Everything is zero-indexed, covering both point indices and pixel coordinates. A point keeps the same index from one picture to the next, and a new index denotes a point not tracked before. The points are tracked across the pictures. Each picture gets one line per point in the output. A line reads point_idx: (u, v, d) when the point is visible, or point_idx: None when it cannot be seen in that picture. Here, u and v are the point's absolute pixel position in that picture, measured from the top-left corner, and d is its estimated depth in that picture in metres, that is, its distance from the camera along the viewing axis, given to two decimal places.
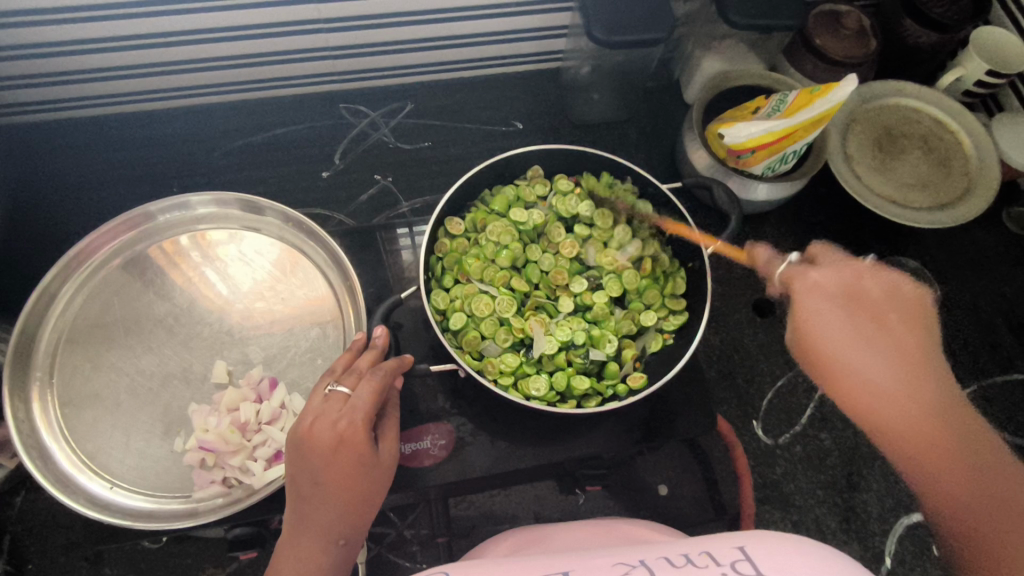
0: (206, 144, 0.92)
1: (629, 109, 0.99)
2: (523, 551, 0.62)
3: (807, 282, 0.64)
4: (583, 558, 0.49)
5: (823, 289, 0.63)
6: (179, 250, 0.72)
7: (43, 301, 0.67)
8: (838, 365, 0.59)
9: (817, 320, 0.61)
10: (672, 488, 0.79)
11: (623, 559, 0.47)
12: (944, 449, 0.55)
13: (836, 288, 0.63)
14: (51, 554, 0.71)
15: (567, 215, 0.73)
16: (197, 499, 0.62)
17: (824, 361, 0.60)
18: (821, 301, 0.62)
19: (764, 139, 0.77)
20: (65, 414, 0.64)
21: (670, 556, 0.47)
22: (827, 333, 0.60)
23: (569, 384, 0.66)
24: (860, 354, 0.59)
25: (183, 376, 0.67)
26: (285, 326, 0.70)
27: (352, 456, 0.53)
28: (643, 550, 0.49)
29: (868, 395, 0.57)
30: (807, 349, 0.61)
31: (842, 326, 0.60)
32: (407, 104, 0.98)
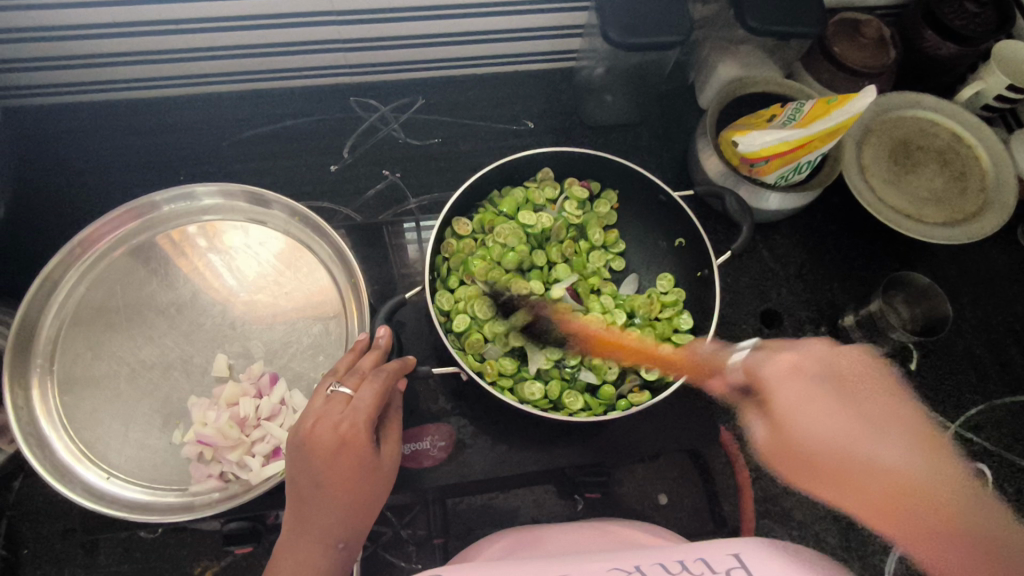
0: (216, 134, 0.92)
1: (642, 112, 0.98)
2: (519, 553, 0.62)
3: (801, 377, 0.65)
4: (580, 561, 0.48)
5: (820, 379, 0.65)
6: (185, 238, 0.72)
7: (46, 288, 0.67)
8: (865, 464, 0.56)
9: (807, 411, 0.62)
10: (671, 498, 0.80)
11: (619, 565, 0.47)
12: (953, 527, 0.50)
13: (816, 370, 0.65)
14: (47, 540, 0.71)
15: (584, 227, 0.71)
16: (193, 493, 0.61)
17: (844, 462, 0.57)
18: (804, 390, 0.64)
19: (779, 148, 0.76)
20: (64, 402, 0.64)
21: (665, 562, 0.47)
22: (793, 409, 0.63)
23: (563, 394, 0.64)
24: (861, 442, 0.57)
25: (183, 368, 0.67)
26: (287, 321, 0.69)
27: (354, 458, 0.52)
28: (639, 556, 0.49)
29: (901, 491, 0.54)
30: (813, 451, 0.59)
31: (838, 415, 0.60)
32: (418, 99, 0.97)
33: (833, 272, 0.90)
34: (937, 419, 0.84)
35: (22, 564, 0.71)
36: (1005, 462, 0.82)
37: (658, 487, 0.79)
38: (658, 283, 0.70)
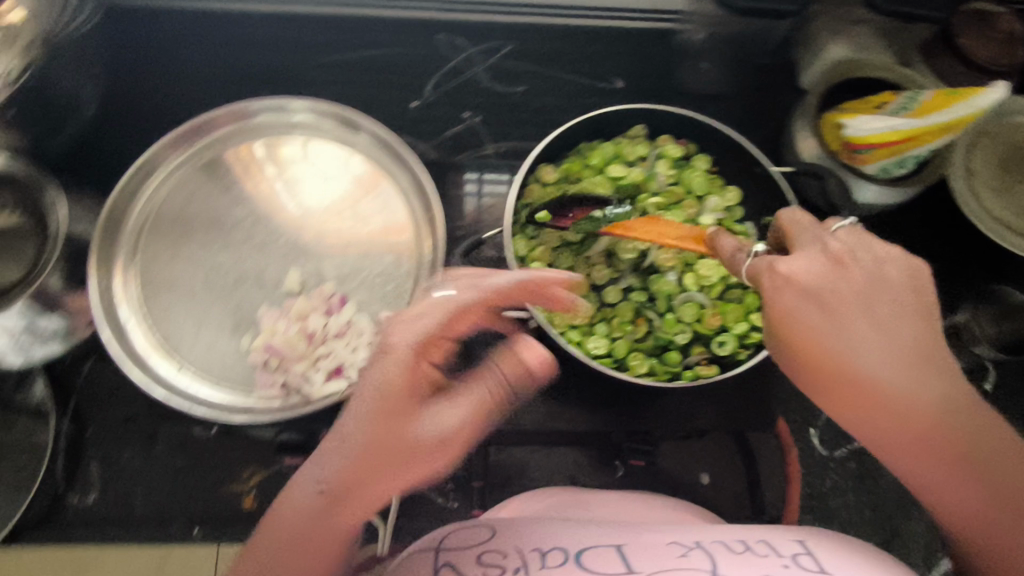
0: (301, 54, 0.90)
1: (738, 85, 0.92)
2: (564, 510, 0.61)
3: (806, 272, 0.50)
4: (637, 532, 0.47)
5: (821, 278, 0.50)
6: (252, 160, 0.72)
7: (137, 181, 0.69)
8: (828, 351, 0.48)
9: (809, 309, 0.49)
10: (714, 479, 0.77)
11: (679, 539, 0.46)
12: (966, 458, 0.45)
13: (819, 280, 0.50)
14: (111, 423, 0.75)
15: (676, 189, 0.69)
16: (256, 398, 0.63)
17: (809, 351, 0.49)
18: (801, 300, 0.50)
19: (891, 136, 0.72)
20: (144, 295, 0.67)
21: (726, 541, 0.45)
22: (815, 327, 0.49)
23: (629, 354, 0.63)
24: (826, 341, 0.49)
25: (257, 278, 0.68)
26: (360, 248, 0.69)
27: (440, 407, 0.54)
28: (695, 531, 0.47)
29: (876, 395, 0.47)
30: (805, 360, 0.50)
31: (813, 318, 0.49)
32: (507, 44, 0.93)
33: None
34: None
35: (86, 442, 0.75)
36: None
37: (701, 467, 0.76)
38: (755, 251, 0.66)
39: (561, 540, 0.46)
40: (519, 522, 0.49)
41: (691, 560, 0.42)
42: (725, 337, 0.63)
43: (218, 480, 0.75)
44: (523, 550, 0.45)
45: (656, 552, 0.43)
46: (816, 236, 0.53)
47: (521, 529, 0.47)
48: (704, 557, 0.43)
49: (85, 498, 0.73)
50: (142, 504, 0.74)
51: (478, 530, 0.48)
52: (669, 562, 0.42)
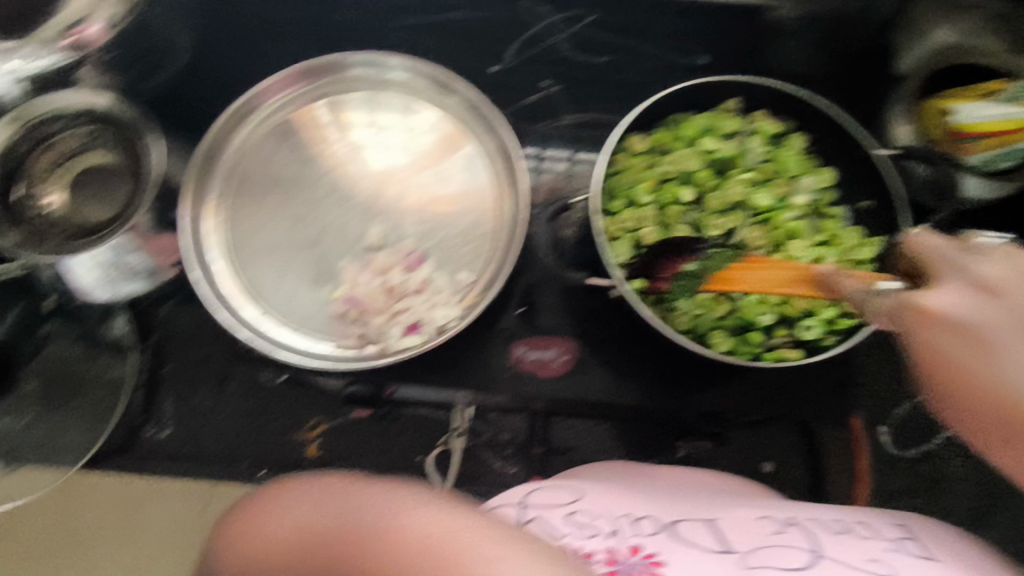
0: (384, 13, 0.90)
1: (830, 67, 0.89)
2: (631, 472, 0.60)
3: (954, 308, 0.41)
4: (729, 506, 0.51)
5: (974, 314, 0.41)
6: (317, 125, 0.71)
7: (229, 125, 0.70)
8: (1002, 398, 0.39)
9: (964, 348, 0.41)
10: (777, 467, 0.74)
11: (769, 514, 0.49)
12: None
13: (982, 310, 0.40)
14: (185, 364, 0.78)
15: (769, 167, 0.67)
16: (335, 347, 0.65)
17: (972, 398, 0.40)
18: (957, 336, 0.41)
19: (999, 123, 0.69)
20: (231, 238, 0.68)
21: (822, 520, 0.49)
22: (981, 368, 0.40)
23: (711, 331, 0.63)
24: (999, 384, 0.39)
25: (340, 231, 0.68)
26: (441, 209, 0.69)
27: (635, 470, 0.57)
28: (790, 509, 0.51)
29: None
30: (969, 408, 0.41)
31: (975, 358, 0.40)
32: (592, 12, 0.91)
33: None
34: None
35: (161, 380, 0.78)
36: None
37: (766, 455, 0.74)
38: (848, 236, 0.64)
39: (648, 508, 0.50)
40: (613, 490, 0.53)
41: (789, 536, 0.46)
42: (811, 321, 0.61)
43: (284, 427, 0.76)
44: (612, 515, 0.48)
45: (751, 526, 0.48)
46: (961, 260, 0.43)
47: (599, 502, 0.50)
48: (802, 532, 0.46)
49: (161, 431, 0.76)
50: (213, 442, 0.76)
51: (558, 492, 0.51)
52: (768, 535, 0.46)
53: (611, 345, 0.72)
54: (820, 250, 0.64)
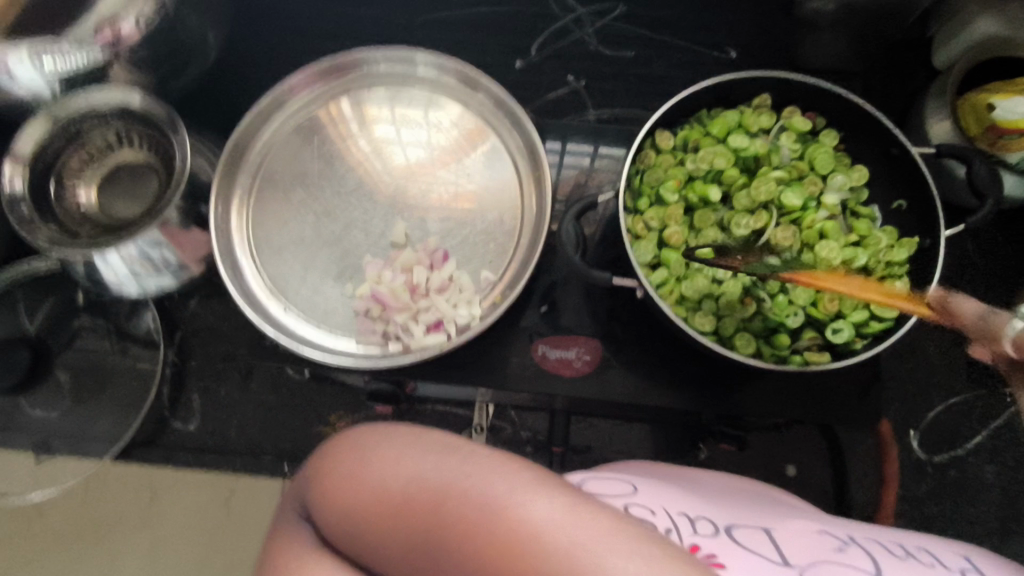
0: (410, 9, 0.90)
1: (863, 61, 0.86)
2: (673, 477, 0.55)
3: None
4: (785, 519, 0.47)
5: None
6: (341, 119, 0.72)
7: (256, 121, 0.70)
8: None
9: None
10: (801, 471, 0.75)
11: (829, 530, 0.46)
12: None
13: None
14: (212, 359, 0.79)
15: (799, 166, 0.66)
16: (359, 343, 0.65)
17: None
18: None
19: None
20: (256, 233, 0.69)
21: (883, 542, 0.45)
22: None
23: (735, 334, 0.61)
24: None
25: (363, 227, 0.69)
26: (464, 205, 0.69)
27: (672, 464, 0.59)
28: (845, 527, 0.47)
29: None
30: None
31: None
32: (619, 6, 0.90)
33: None
34: None
35: (188, 373, 0.79)
36: None
37: (790, 457, 0.76)
38: (881, 236, 0.63)
39: (705, 512, 0.45)
40: (670, 496, 0.47)
41: (849, 556, 0.42)
42: (841, 323, 0.60)
43: (309, 421, 0.78)
44: (669, 513, 0.43)
45: (811, 541, 0.43)
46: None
47: (656, 498, 0.45)
48: (863, 553, 0.43)
49: (186, 425, 0.78)
50: (236, 436, 0.78)
51: (615, 485, 0.46)
52: (829, 554, 0.42)
53: (636, 345, 0.70)
54: (851, 251, 0.62)
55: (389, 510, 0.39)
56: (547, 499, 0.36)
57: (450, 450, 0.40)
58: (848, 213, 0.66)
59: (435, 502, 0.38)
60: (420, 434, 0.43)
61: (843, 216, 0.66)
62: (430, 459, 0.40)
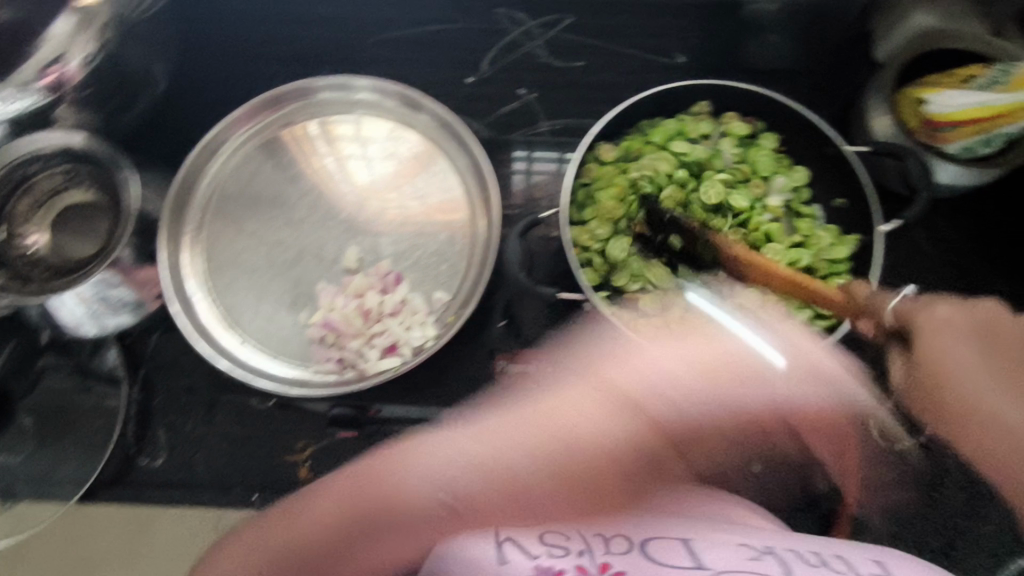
0: (359, 32, 0.90)
1: (808, 59, 0.87)
2: (616, 494, 0.61)
3: (940, 344, 0.56)
4: (708, 535, 0.51)
5: (958, 355, 0.56)
6: (306, 137, 0.73)
7: (203, 157, 0.71)
8: (964, 397, 0.57)
9: (952, 361, 0.56)
10: (767, 468, 0.76)
11: (749, 544, 0.50)
12: None
13: (969, 324, 0.57)
14: (176, 393, 0.79)
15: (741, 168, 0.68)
16: (314, 372, 0.65)
17: (949, 398, 0.57)
18: (957, 342, 0.56)
19: (975, 111, 0.68)
20: (207, 266, 0.69)
21: (799, 551, 0.49)
22: (962, 361, 0.55)
23: (685, 336, 0.63)
24: (969, 377, 0.56)
25: (315, 254, 0.69)
26: (417, 225, 0.69)
27: (648, 445, 0.60)
28: (769, 538, 0.51)
29: (986, 429, 0.57)
30: (952, 398, 0.57)
31: (971, 363, 0.56)
32: (567, 18, 0.90)
33: (993, 264, 0.79)
34: None
35: (153, 409, 0.79)
36: None
37: (754, 455, 0.76)
38: (823, 234, 0.66)
39: (621, 528, 0.52)
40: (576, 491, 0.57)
41: (763, 563, 0.47)
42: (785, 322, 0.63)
43: (277, 449, 0.78)
44: (586, 535, 0.51)
45: (727, 552, 0.48)
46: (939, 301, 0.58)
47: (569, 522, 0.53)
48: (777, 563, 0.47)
49: (153, 461, 0.78)
50: (204, 470, 0.78)
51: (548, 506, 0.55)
52: (743, 564, 0.47)
53: None
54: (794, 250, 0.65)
55: (389, 511, 0.57)
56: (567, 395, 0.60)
57: (396, 465, 0.60)
58: (793, 213, 0.68)
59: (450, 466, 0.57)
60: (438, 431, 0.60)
61: (787, 216, 0.68)
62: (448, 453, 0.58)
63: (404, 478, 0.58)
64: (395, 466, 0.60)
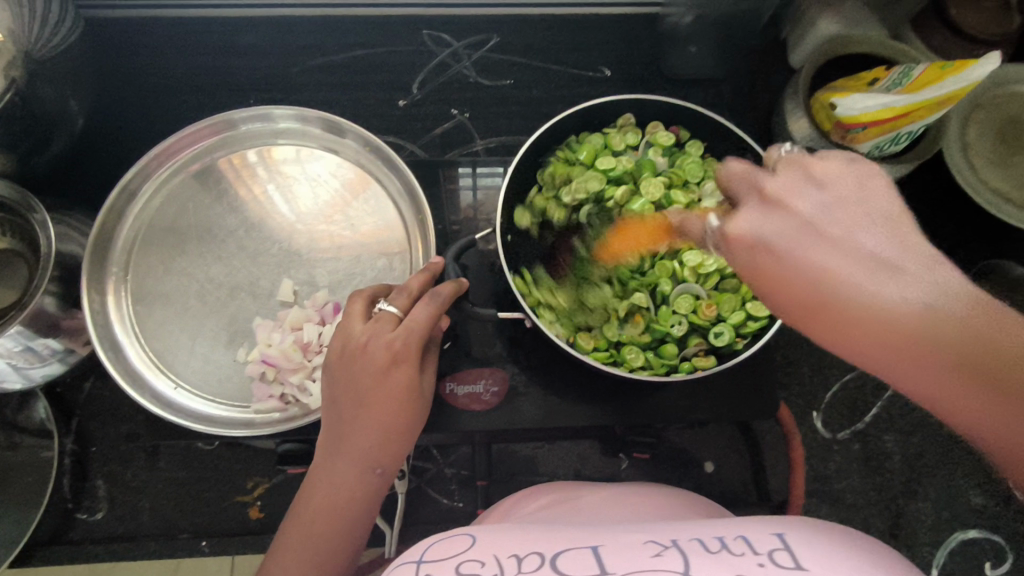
0: (285, 60, 0.89)
1: (728, 68, 0.91)
2: (554, 507, 0.58)
3: (758, 226, 0.41)
4: (619, 534, 0.46)
5: (782, 230, 0.40)
6: (245, 165, 0.71)
7: (124, 196, 0.68)
8: (797, 270, 0.39)
9: (742, 261, 0.41)
10: (718, 466, 0.78)
11: (656, 538, 0.44)
12: (1001, 375, 0.32)
13: (765, 215, 0.41)
14: (113, 441, 0.76)
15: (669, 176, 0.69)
16: (255, 410, 0.64)
17: (773, 278, 0.40)
18: (758, 240, 0.40)
19: (882, 114, 0.69)
20: (136, 309, 0.67)
21: (703, 539, 0.43)
22: (767, 257, 0.40)
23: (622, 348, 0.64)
24: (776, 269, 0.39)
25: (250, 290, 0.68)
26: (353, 252, 0.69)
27: (386, 414, 0.54)
28: (675, 529, 0.45)
29: (875, 323, 0.35)
30: (799, 314, 0.39)
31: (763, 257, 0.40)
32: (493, 37, 0.92)
33: None
34: None
35: (89, 461, 0.75)
36: None
37: (705, 454, 0.78)
38: None
39: (539, 544, 0.45)
40: (505, 527, 0.48)
41: (663, 558, 0.41)
42: (721, 327, 0.64)
43: (226, 491, 0.76)
44: (501, 556, 0.43)
45: (632, 548, 0.43)
46: (802, 159, 0.43)
47: (499, 539, 0.45)
48: (679, 556, 0.41)
49: (94, 514, 0.74)
50: (149, 519, 0.75)
51: (455, 541, 0.46)
52: (641, 561, 0.41)
53: (541, 369, 0.70)
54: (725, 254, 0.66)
55: (336, 518, 0.53)
56: (351, 361, 0.55)
57: (313, 469, 0.55)
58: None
59: (359, 444, 0.53)
60: (322, 442, 0.55)
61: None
62: (335, 444, 0.54)
63: (325, 490, 0.53)
64: (311, 471, 0.55)
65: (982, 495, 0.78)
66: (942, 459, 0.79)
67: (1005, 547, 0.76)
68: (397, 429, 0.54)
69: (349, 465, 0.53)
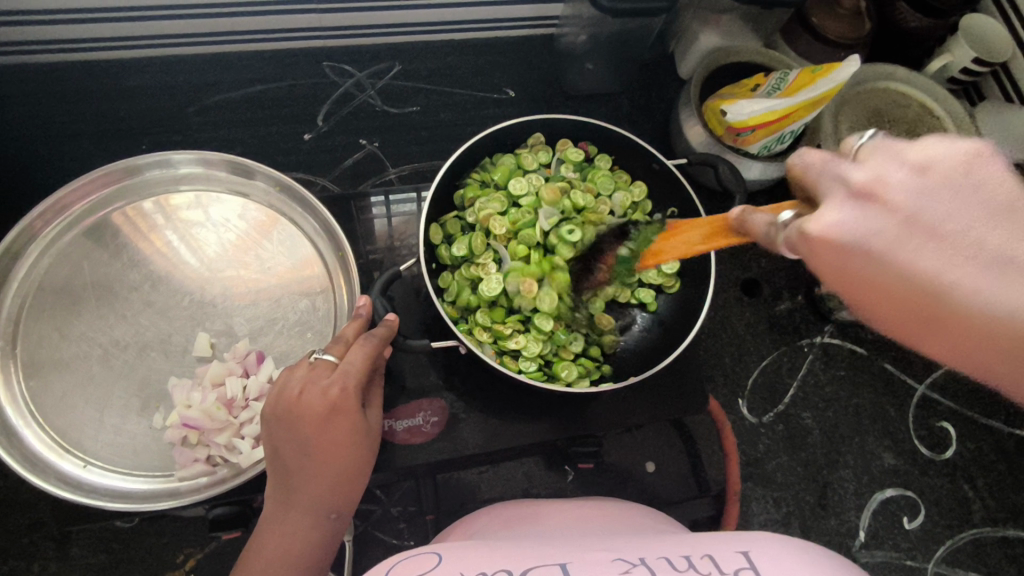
0: (178, 100, 0.84)
1: (625, 82, 0.95)
2: (518, 526, 0.58)
3: (845, 222, 0.36)
4: (582, 552, 0.47)
5: (876, 228, 0.35)
6: (141, 216, 0.67)
7: (5, 262, 0.62)
8: (896, 274, 0.34)
9: (854, 267, 0.36)
10: (660, 465, 0.80)
11: (623, 556, 0.46)
12: None
13: (873, 217, 0.35)
14: (14, 534, 0.68)
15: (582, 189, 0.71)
16: (178, 479, 0.59)
17: (858, 276, 0.36)
18: (855, 238, 0.35)
19: (765, 118, 0.74)
20: (31, 384, 0.60)
21: (670, 557, 0.46)
22: (862, 257, 0.35)
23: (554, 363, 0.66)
24: (874, 270, 0.35)
25: (161, 347, 0.63)
26: (271, 296, 0.66)
27: (333, 462, 0.52)
28: (642, 549, 0.47)
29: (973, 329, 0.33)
30: (902, 306, 0.35)
31: (858, 261, 0.35)
32: (396, 65, 0.91)
33: None
34: (905, 381, 0.87)
35: None
36: (969, 420, 0.86)
37: (646, 455, 0.80)
38: None
39: (506, 561, 0.46)
40: (464, 549, 0.49)
41: None
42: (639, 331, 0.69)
43: (154, 569, 0.70)
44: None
45: (600, 566, 0.44)
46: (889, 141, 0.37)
47: (463, 565, 0.46)
48: None
49: None
50: None
51: (423, 560, 0.46)
52: None
53: (478, 393, 0.70)
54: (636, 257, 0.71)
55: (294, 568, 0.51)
56: (283, 411, 0.52)
57: (264, 520, 0.53)
58: None
59: (312, 492, 0.52)
60: (270, 492, 0.53)
61: None
62: (283, 493, 0.52)
63: (279, 541, 0.51)
64: (263, 520, 0.53)
65: (892, 455, 0.85)
66: (855, 426, 0.85)
67: (918, 500, 0.83)
68: (348, 475, 0.53)
69: (302, 516, 0.52)
